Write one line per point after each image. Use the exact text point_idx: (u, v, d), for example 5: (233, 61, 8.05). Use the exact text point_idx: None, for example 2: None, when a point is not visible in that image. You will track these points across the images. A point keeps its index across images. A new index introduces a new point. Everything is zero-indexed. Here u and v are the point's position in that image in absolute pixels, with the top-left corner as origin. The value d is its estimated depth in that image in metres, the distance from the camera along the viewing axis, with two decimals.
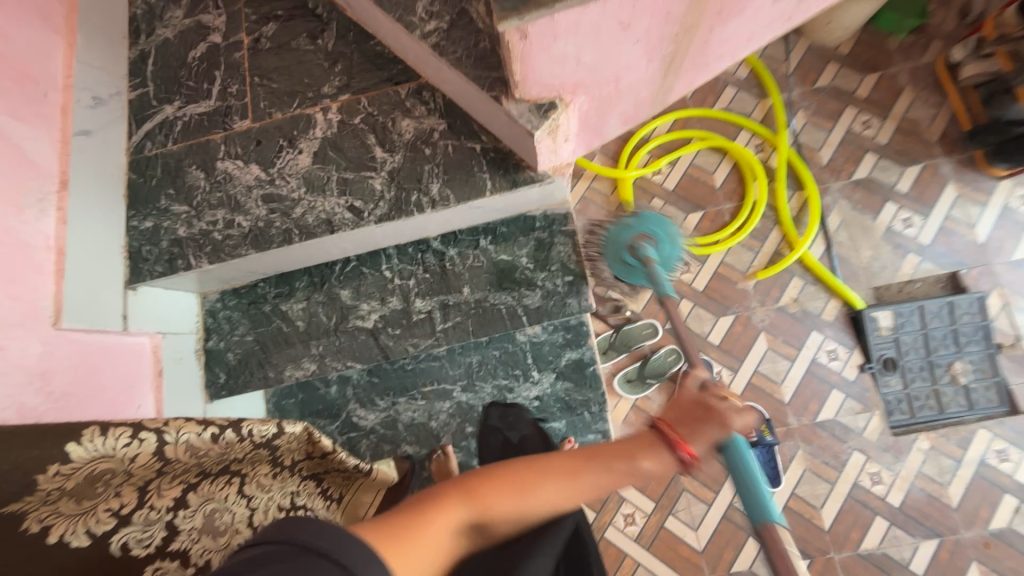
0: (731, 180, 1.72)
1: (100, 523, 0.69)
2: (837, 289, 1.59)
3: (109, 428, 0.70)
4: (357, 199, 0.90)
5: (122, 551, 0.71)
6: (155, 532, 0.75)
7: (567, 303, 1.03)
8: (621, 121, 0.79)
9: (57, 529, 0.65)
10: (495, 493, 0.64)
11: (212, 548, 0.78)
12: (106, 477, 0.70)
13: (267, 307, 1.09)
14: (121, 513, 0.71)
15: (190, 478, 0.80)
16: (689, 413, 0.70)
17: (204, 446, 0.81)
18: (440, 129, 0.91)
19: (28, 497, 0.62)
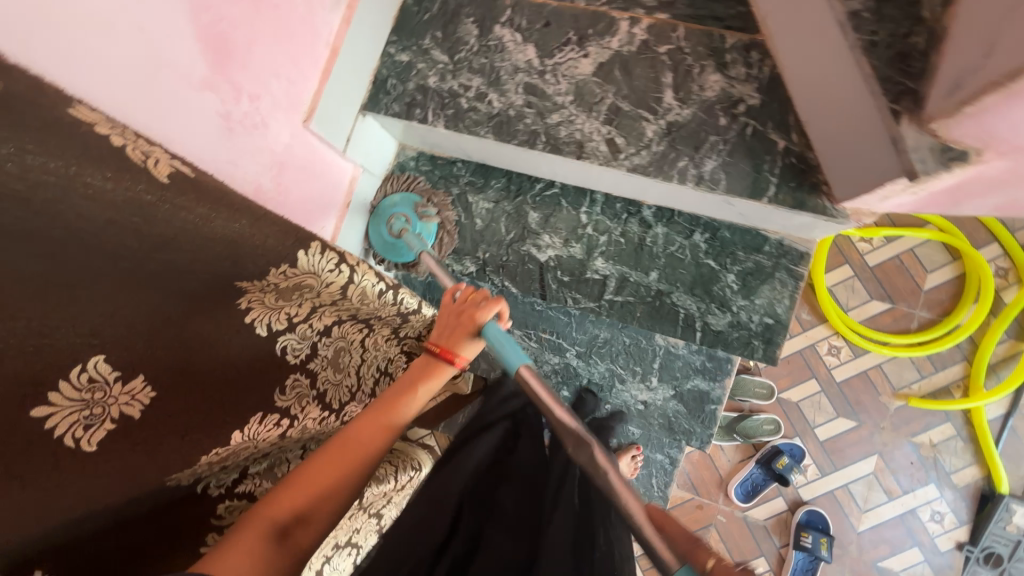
0: (944, 289, 1.46)
1: (278, 322, 0.70)
2: (986, 460, 1.39)
3: (325, 248, 0.70)
4: (620, 135, 0.80)
5: (280, 352, 0.72)
6: (304, 348, 0.76)
7: (751, 344, 0.92)
8: (993, 204, 0.63)
9: (253, 313, 0.66)
10: (321, 481, 0.61)
11: (328, 378, 0.82)
12: (303, 291, 0.71)
13: (455, 190, 1.05)
14: (291, 320, 0.72)
15: (341, 315, 0.81)
16: (452, 325, 0.73)
17: (371, 296, 0.83)
18: (748, 104, 0.77)
19: (256, 282, 0.63)
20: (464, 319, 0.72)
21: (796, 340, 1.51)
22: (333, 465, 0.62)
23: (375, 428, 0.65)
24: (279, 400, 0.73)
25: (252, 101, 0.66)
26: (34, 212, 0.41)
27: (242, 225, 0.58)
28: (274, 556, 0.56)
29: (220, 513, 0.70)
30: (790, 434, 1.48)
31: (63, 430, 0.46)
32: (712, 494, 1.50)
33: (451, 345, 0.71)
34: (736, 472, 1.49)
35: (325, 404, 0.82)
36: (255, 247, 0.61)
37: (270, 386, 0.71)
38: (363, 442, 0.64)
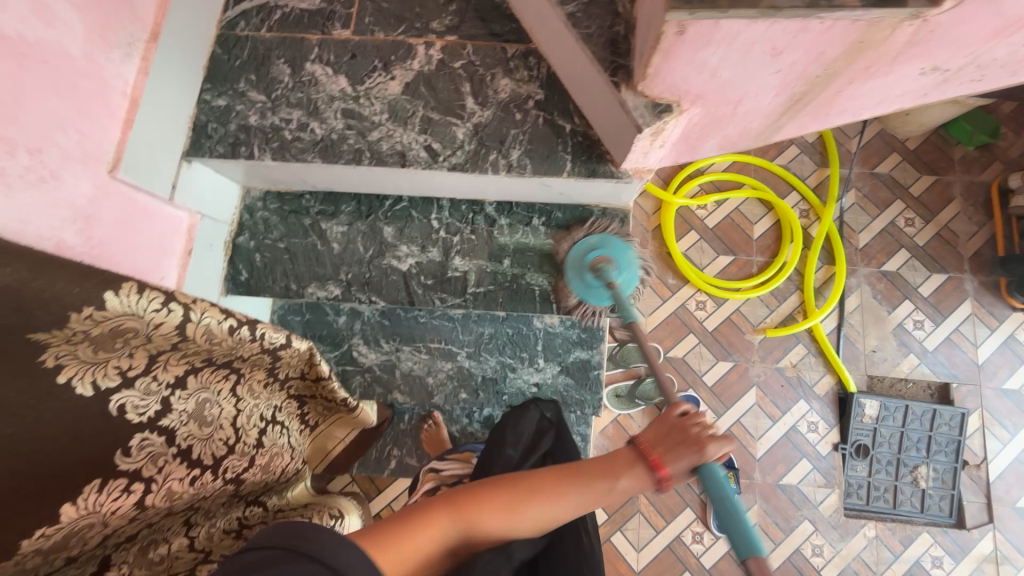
0: (769, 235, 1.74)
1: (106, 378, 0.69)
2: (834, 367, 1.64)
3: (144, 288, 0.69)
4: (435, 141, 0.89)
5: (119, 411, 0.71)
6: (151, 404, 0.75)
7: (600, 303, 1.03)
8: (718, 144, 0.80)
9: (68, 371, 0.64)
10: (489, 511, 0.68)
11: (194, 433, 0.83)
12: (127, 336, 0.69)
13: (307, 220, 1.08)
14: (126, 374, 0.71)
15: (194, 361, 0.81)
16: (670, 437, 0.71)
17: (220, 335, 0.81)
18: (536, 99, 0.90)
19: (56, 332, 0.60)
20: (696, 440, 0.69)
21: (669, 303, 1.69)
22: (516, 504, 0.69)
23: (555, 484, 0.70)
24: (123, 464, 0.72)
25: (33, 154, 0.64)
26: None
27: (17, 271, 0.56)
28: (433, 551, 0.66)
29: None
30: (683, 387, 1.63)
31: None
32: None
33: (665, 457, 0.69)
34: None
35: (192, 463, 0.83)
36: (43, 292, 0.59)
37: (109, 451, 0.71)
38: (539, 496, 0.69)
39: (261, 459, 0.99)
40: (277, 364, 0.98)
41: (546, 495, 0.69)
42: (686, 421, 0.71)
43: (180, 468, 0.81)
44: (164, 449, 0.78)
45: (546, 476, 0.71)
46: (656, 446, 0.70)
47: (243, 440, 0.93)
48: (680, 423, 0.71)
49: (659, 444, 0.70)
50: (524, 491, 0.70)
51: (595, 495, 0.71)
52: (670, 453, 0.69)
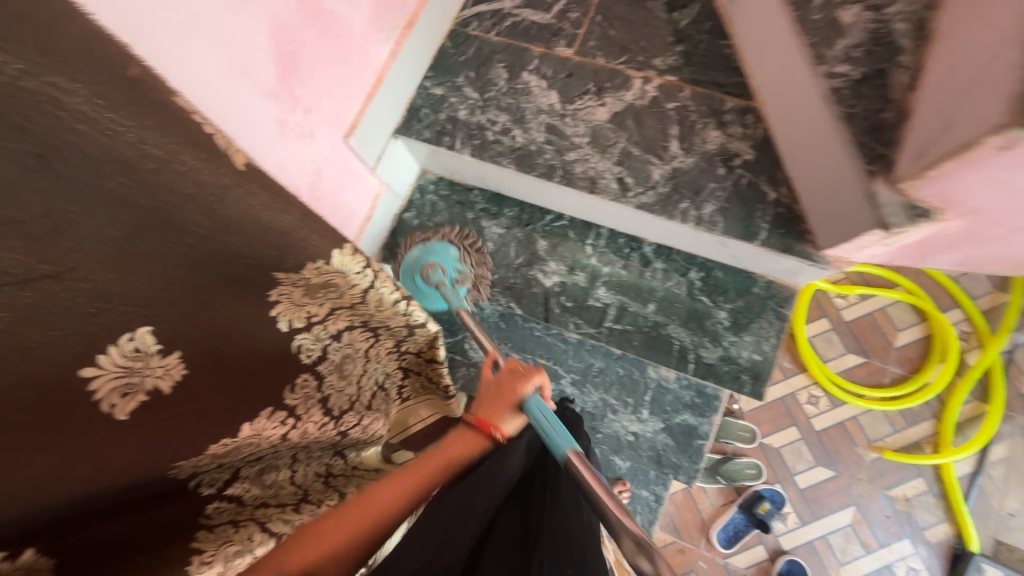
0: (913, 348, 1.56)
1: (299, 320, 0.73)
2: (957, 517, 1.43)
3: (358, 250, 0.74)
4: (629, 175, 0.89)
5: (297, 350, 0.76)
6: (317, 348, 0.79)
7: (741, 379, 0.98)
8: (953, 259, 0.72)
9: (280, 309, 0.69)
10: (338, 521, 0.63)
11: (334, 383, 0.85)
12: (329, 290, 0.74)
13: (470, 214, 1.12)
14: (310, 319, 0.74)
15: (355, 322, 0.83)
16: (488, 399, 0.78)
17: (387, 304, 0.83)
18: (744, 158, 0.87)
19: (293, 275, 0.67)
20: (508, 386, 0.77)
21: (779, 387, 1.57)
22: (371, 504, 0.65)
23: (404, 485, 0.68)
24: (288, 398, 0.76)
25: (305, 113, 0.73)
26: (137, 182, 0.48)
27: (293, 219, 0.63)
28: None
29: (209, 513, 0.73)
30: (771, 479, 1.51)
31: (102, 395, 0.51)
32: (694, 538, 1.49)
33: (489, 415, 0.76)
34: (718, 516, 1.49)
35: (326, 412, 0.84)
36: (299, 240, 0.65)
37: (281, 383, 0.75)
38: (385, 498, 0.66)
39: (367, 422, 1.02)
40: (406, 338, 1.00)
41: (397, 485, 0.68)
42: (513, 372, 0.78)
43: (319, 416, 0.82)
44: (314, 392, 0.81)
45: (405, 473, 0.70)
46: (482, 408, 0.77)
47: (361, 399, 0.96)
48: (507, 376, 0.78)
49: (484, 406, 0.77)
50: (373, 493, 0.66)
51: (437, 471, 0.70)
52: (496, 411, 0.76)
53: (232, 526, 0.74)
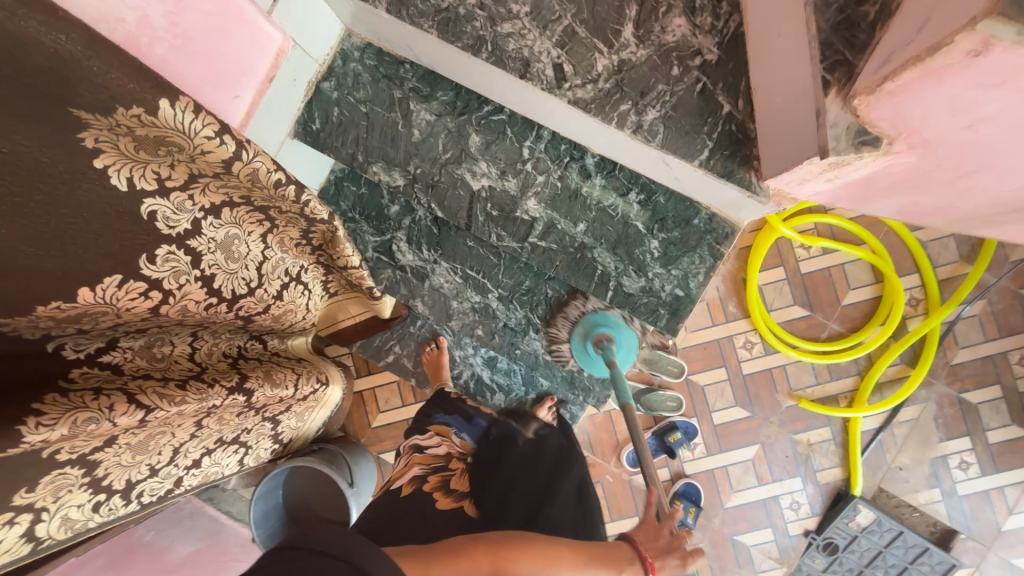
0: (859, 308, 1.53)
1: (143, 180, 0.66)
2: (850, 464, 1.52)
3: (201, 109, 0.66)
4: (568, 62, 0.74)
5: (149, 217, 0.69)
6: (183, 221, 0.73)
7: (658, 313, 0.93)
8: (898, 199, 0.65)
9: (105, 158, 0.62)
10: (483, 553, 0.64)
11: (220, 264, 0.81)
12: (171, 148, 0.67)
13: (397, 93, 0.97)
14: (164, 183, 0.69)
15: (233, 198, 0.78)
16: (655, 539, 0.75)
17: (263, 181, 0.77)
18: (705, 58, 0.72)
19: (99, 117, 0.59)
20: (680, 554, 0.74)
21: (717, 329, 1.56)
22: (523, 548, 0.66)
23: (578, 555, 0.68)
24: (148, 270, 0.71)
25: None
26: None
27: (74, 43, 0.56)
28: None
29: (71, 376, 0.71)
30: (689, 413, 1.56)
31: None
32: (605, 455, 1.58)
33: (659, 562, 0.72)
34: (632, 439, 1.57)
35: (212, 292, 0.82)
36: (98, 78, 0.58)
37: (134, 253, 0.69)
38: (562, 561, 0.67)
39: (275, 310, 1.00)
40: (309, 232, 0.93)
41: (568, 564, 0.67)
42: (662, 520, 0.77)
43: (198, 291, 0.79)
44: (188, 270, 0.76)
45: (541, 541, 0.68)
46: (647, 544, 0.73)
47: (264, 287, 0.92)
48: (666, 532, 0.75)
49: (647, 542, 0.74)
50: (507, 545, 0.66)
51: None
52: (634, 562, 0.70)
53: (92, 393, 0.71)
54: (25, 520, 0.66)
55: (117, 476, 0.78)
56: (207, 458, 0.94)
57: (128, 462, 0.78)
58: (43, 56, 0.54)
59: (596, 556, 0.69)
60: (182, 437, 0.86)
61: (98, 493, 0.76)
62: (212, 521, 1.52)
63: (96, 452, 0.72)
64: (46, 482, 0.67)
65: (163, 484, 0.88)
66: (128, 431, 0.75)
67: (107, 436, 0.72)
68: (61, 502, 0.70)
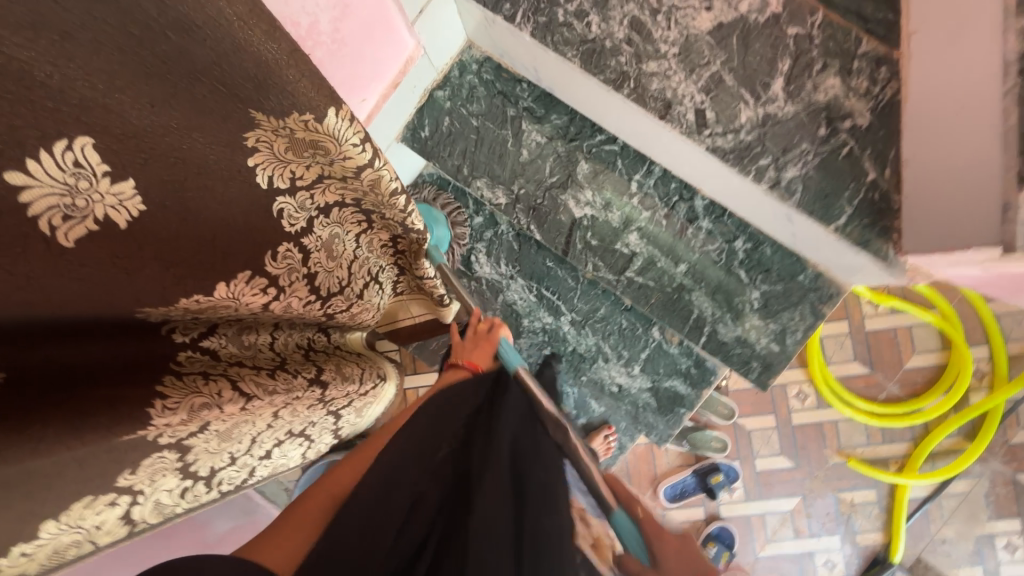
0: (921, 372, 1.50)
1: (281, 178, 0.65)
2: (892, 530, 1.49)
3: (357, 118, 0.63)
4: (712, 109, 0.73)
5: (277, 214, 0.68)
6: (301, 219, 0.72)
7: (749, 364, 0.92)
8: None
9: (258, 157, 0.60)
10: (344, 474, 0.67)
11: (322, 262, 0.80)
12: (317, 152, 0.64)
13: (511, 112, 0.96)
14: (294, 182, 0.66)
15: (347, 200, 0.76)
16: (473, 346, 0.93)
17: (384, 190, 0.74)
18: (855, 122, 0.71)
19: (271, 119, 0.57)
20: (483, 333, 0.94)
21: None
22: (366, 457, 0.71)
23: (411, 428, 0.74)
24: (269, 267, 0.70)
25: None
26: None
27: (279, 51, 0.53)
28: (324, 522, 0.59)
29: (179, 359, 0.70)
30: (733, 455, 1.54)
31: (39, 212, 0.43)
32: (642, 487, 1.56)
33: (468, 356, 0.91)
34: (672, 474, 1.55)
35: (313, 288, 0.81)
36: (287, 83, 0.55)
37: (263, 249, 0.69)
38: (382, 441, 0.74)
39: (354, 310, 0.97)
40: (399, 238, 0.92)
41: (400, 428, 0.74)
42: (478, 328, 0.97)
43: (301, 289, 0.78)
44: (299, 266, 0.76)
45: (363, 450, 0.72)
46: (459, 354, 0.93)
47: (351, 286, 0.91)
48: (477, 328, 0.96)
49: (460, 352, 0.93)
50: (355, 454, 0.72)
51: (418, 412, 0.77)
52: (474, 351, 0.92)
53: (201, 377, 0.71)
54: (124, 501, 0.64)
55: (203, 463, 0.75)
56: (276, 449, 0.92)
57: (215, 449, 0.75)
58: (250, 64, 0.51)
59: (419, 406, 0.79)
60: (260, 426, 0.82)
61: (185, 479, 0.73)
62: (248, 501, 1.53)
63: (191, 437, 0.70)
64: (147, 465, 0.65)
65: (239, 473, 0.86)
66: (219, 419, 0.73)
67: (202, 421, 0.70)
68: (155, 485, 0.68)
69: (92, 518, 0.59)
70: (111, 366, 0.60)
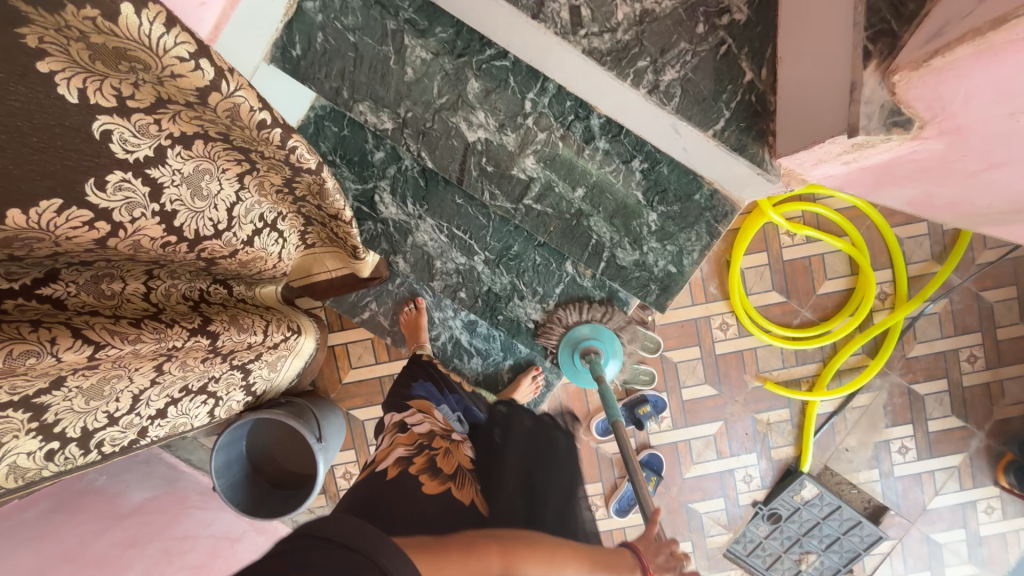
0: (832, 298, 1.57)
1: (99, 95, 0.58)
2: (802, 444, 1.60)
3: (173, 23, 0.55)
4: (586, 5, 0.67)
5: (102, 137, 0.61)
6: (143, 147, 0.65)
7: (648, 287, 0.91)
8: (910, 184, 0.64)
9: (53, 64, 0.52)
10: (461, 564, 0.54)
11: (184, 201, 0.75)
12: (134, 65, 0.57)
13: (391, 25, 0.86)
14: (124, 102, 0.60)
15: (210, 131, 0.70)
16: (655, 545, 0.68)
17: (245, 119, 0.68)
18: (733, 18, 0.67)
19: (43, 14, 0.48)
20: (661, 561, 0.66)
21: (696, 309, 1.58)
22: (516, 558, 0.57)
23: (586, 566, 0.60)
24: (95, 198, 0.64)
25: None
26: None
27: None
28: None
29: None
30: (660, 387, 1.60)
31: None
32: (575, 423, 1.61)
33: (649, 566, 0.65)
34: (603, 409, 1.60)
35: (171, 228, 0.75)
36: None
37: (79, 177, 0.61)
38: (543, 558, 0.59)
39: (242, 257, 0.91)
40: (293, 181, 0.85)
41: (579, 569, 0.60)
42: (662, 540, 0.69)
43: (155, 227, 0.73)
44: (144, 202, 0.69)
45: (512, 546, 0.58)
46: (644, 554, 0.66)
47: (234, 232, 0.86)
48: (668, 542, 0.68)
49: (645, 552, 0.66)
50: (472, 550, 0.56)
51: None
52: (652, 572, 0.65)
53: (30, 326, 0.65)
54: None
55: (70, 423, 0.73)
56: (172, 408, 0.90)
57: (81, 408, 0.73)
58: None
59: (593, 558, 0.62)
60: (141, 382, 0.81)
61: (50, 441, 0.71)
62: (171, 468, 1.48)
63: (42, 395, 0.67)
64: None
65: (125, 434, 0.84)
66: (76, 372, 0.70)
67: (52, 377, 0.67)
68: (8, 447, 0.66)
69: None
70: None
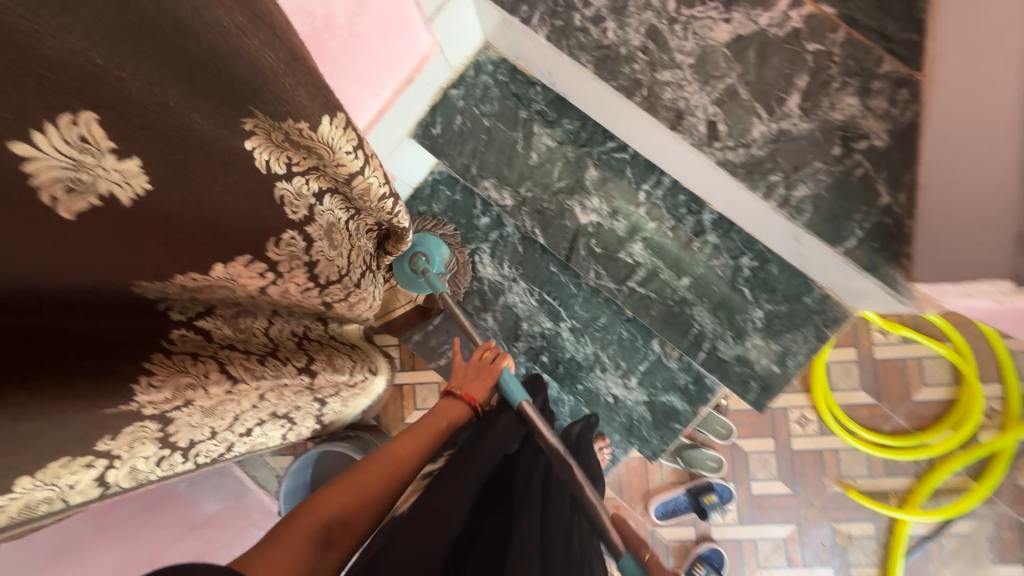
0: (929, 406, 1.46)
1: (277, 165, 0.61)
2: (889, 566, 1.44)
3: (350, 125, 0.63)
4: (724, 122, 0.73)
5: (276, 197, 0.64)
6: (302, 207, 0.69)
7: (747, 384, 0.90)
8: None
9: (257, 142, 0.57)
10: (337, 497, 0.69)
11: (325, 251, 0.77)
12: (311, 150, 0.62)
13: (522, 113, 0.96)
14: (292, 168, 0.64)
15: (341, 190, 0.73)
16: (471, 376, 1.00)
17: (369, 194, 0.73)
18: (872, 144, 0.68)
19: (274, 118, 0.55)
20: (488, 369, 1.00)
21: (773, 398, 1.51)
22: (364, 478, 0.75)
23: (411, 444, 0.84)
24: (272, 252, 0.69)
25: None
26: None
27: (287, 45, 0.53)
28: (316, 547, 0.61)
29: (172, 338, 0.66)
30: (727, 476, 1.51)
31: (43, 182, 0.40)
32: (634, 501, 1.54)
33: (469, 388, 0.99)
34: (664, 490, 1.53)
35: (311, 277, 0.79)
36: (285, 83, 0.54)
37: (255, 224, 0.63)
38: (398, 454, 0.81)
39: (352, 298, 0.95)
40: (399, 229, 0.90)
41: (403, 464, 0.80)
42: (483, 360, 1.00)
43: (303, 276, 0.77)
44: (301, 255, 0.74)
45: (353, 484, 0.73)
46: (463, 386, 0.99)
47: (348, 275, 0.88)
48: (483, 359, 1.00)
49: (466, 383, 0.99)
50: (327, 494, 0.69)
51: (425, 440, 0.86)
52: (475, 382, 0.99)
53: (190, 357, 0.68)
54: (100, 465, 0.59)
55: (184, 433, 0.72)
56: (257, 427, 0.90)
57: (198, 422, 0.73)
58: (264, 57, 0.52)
59: (414, 438, 0.85)
60: (244, 405, 0.81)
61: (164, 448, 0.70)
62: (239, 483, 1.55)
63: (174, 411, 0.67)
64: (128, 432, 0.61)
65: (217, 447, 0.83)
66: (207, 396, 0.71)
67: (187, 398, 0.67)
68: (133, 452, 0.64)
69: (68, 477, 0.55)
70: (98, 339, 0.55)
